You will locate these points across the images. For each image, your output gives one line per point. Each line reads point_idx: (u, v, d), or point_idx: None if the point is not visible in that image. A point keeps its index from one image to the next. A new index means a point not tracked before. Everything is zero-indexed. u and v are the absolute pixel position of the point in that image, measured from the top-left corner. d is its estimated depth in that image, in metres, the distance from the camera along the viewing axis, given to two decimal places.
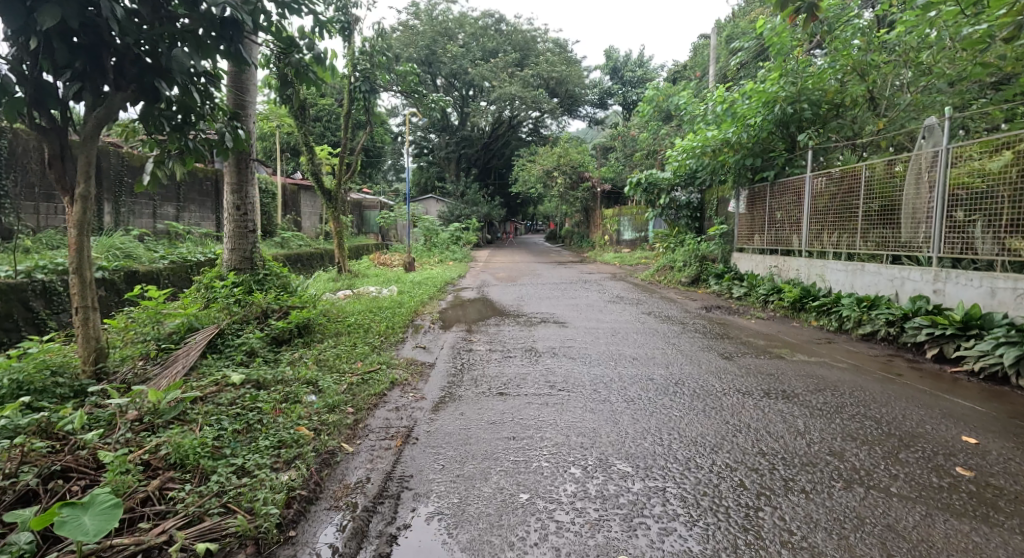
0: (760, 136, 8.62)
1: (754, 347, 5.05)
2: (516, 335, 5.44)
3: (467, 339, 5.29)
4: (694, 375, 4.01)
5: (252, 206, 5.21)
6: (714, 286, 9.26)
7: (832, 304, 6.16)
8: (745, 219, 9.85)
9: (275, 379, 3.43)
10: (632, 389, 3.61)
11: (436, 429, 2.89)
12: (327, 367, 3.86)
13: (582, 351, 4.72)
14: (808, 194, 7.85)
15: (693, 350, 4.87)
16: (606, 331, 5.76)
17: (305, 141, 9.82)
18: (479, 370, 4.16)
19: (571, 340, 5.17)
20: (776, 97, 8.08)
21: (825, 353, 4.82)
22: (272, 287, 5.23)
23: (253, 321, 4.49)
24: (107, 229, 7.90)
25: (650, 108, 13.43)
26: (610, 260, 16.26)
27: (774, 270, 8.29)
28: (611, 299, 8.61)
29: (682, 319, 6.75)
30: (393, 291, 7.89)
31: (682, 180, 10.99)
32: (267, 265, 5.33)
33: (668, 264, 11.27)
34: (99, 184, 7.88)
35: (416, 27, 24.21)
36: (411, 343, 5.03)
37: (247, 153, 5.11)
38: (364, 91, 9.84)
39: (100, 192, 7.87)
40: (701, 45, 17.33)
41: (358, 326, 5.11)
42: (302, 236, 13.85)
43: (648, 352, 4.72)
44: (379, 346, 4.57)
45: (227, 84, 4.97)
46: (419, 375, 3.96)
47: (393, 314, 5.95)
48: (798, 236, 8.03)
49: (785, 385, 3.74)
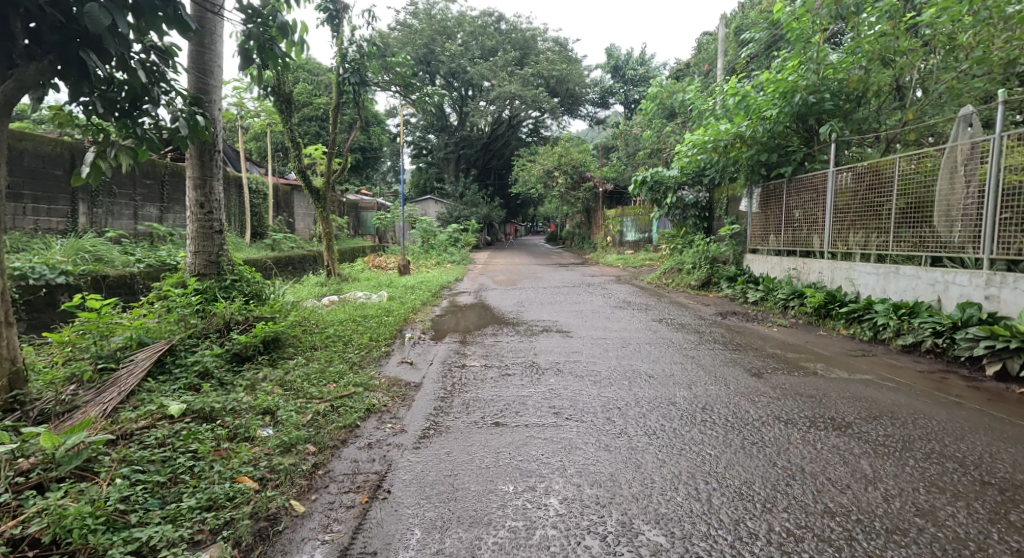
0: (777, 130, 8.07)
1: (782, 361, 4.48)
2: (516, 347, 4.89)
3: (461, 352, 4.73)
4: (723, 399, 3.43)
5: (218, 204, 4.65)
6: (727, 290, 8.71)
7: (863, 310, 5.59)
8: (759, 218, 9.28)
9: (227, 407, 2.87)
10: (652, 419, 3.04)
11: (415, 477, 2.31)
12: (292, 393, 3.29)
13: (592, 368, 4.15)
14: (830, 191, 7.24)
15: (715, 365, 4.30)
16: (614, 341, 5.20)
17: (291, 138, 9.24)
18: (472, 391, 3.59)
19: (579, 353, 4.62)
20: (795, 87, 7.49)
21: (863, 367, 4.26)
22: (241, 295, 4.67)
23: (213, 337, 3.92)
24: (82, 231, 7.31)
25: (655, 106, 12.89)
26: (613, 262, 15.73)
27: (792, 273, 7.71)
28: (618, 304, 8.06)
29: (697, 327, 6.19)
30: (383, 296, 7.34)
31: (690, 178, 10.46)
32: (236, 269, 4.78)
33: (676, 266, 10.70)
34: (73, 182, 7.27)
35: (414, 26, 23.68)
36: (397, 357, 4.46)
37: (212, 143, 4.55)
38: (354, 84, 9.30)
39: (73, 190, 7.30)
40: (707, 41, 16.82)
41: (337, 339, 4.55)
42: (295, 239, 13.31)
43: (666, 369, 4.16)
44: (358, 365, 4.02)
45: (187, 65, 4.41)
46: (401, 399, 3.40)
47: (380, 323, 5.40)
48: (819, 236, 7.44)
49: (833, 412, 3.14)
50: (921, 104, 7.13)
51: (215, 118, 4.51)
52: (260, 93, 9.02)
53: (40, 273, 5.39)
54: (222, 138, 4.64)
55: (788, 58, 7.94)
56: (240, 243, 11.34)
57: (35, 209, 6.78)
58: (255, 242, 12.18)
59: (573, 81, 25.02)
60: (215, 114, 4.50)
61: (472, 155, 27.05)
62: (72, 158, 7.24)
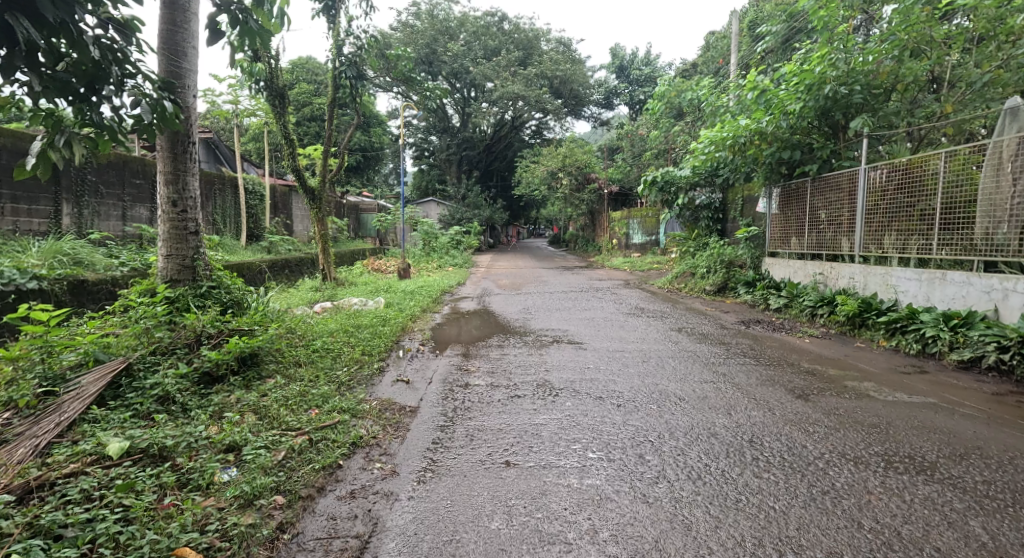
0: (799, 126, 7.57)
1: (823, 378, 3.96)
2: (525, 362, 4.38)
3: (464, 368, 4.22)
4: (771, 429, 2.93)
5: (193, 202, 4.17)
6: (746, 296, 8.22)
7: (907, 320, 5.10)
8: (779, 219, 8.75)
9: (181, 442, 2.37)
10: (691, 457, 2.55)
11: (409, 547, 1.92)
12: (265, 422, 2.79)
13: (613, 389, 3.66)
14: (862, 190, 6.66)
15: (751, 385, 3.79)
16: (633, 355, 4.73)
17: (286, 136, 8.73)
18: (477, 418, 3.08)
19: (597, 370, 4.12)
20: (822, 78, 6.94)
21: (920, 388, 3.74)
22: (218, 304, 4.19)
23: (180, 353, 3.38)
24: (64, 233, 6.82)
25: (662, 104, 12.40)
26: (620, 265, 15.23)
27: (818, 277, 7.18)
28: (631, 311, 7.60)
29: (721, 337, 5.70)
30: (379, 302, 6.86)
31: (703, 177, 9.98)
32: (214, 275, 4.31)
33: (689, 270, 10.22)
34: (55, 181, 6.81)
35: (416, 25, 23.19)
36: (392, 375, 3.96)
37: (186, 133, 4.07)
38: (351, 78, 8.81)
39: (56, 189, 6.81)
40: (716, 39, 16.38)
41: (326, 353, 4.08)
42: (292, 241, 12.87)
43: (697, 390, 3.65)
44: (345, 386, 3.51)
45: (156, 45, 3.93)
46: (395, 427, 2.93)
47: (375, 334, 4.91)
48: (848, 238, 6.92)
49: (908, 447, 2.64)
50: (960, 98, 6.71)
51: (190, 106, 4.04)
52: (253, 89, 8.54)
53: (9, 277, 4.89)
54: (198, 128, 4.17)
55: (813, 49, 7.41)
56: (235, 248, 10.86)
57: (14, 209, 6.29)
58: (251, 245, 11.75)
59: (577, 81, 24.56)
60: (188, 102, 4.03)
61: (474, 156, 26.57)
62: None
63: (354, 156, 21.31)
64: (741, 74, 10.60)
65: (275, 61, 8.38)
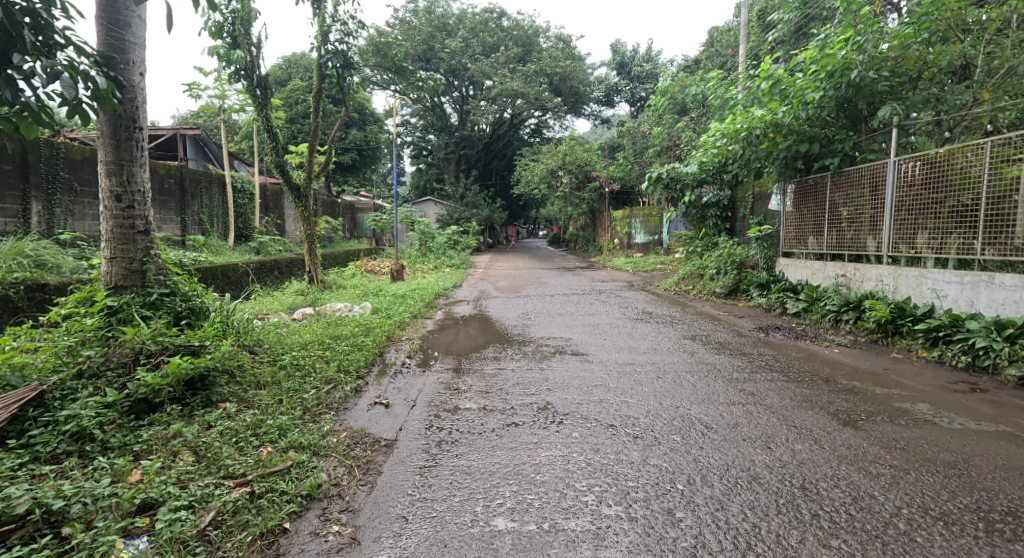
0: (819, 116, 7.04)
1: (867, 399, 3.43)
2: (525, 379, 3.86)
3: (453, 386, 3.67)
4: (825, 470, 2.38)
5: (142, 195, 3.63)
6: (760, 300, 7.69)
7: (951, 328, 4.58)
8: (793, 218, 8.21)
9: (75, 501, 1.92)
10: (734, 515, 2.03)
11: None
12: (199, 466, 2.28)
13: (627, 415, 3.12)
14: (891, 183, 6.11)
15: (788, 408, 3.25)
16: (646, 369, 4.21)
17: (267, 129, 8.18)
18: (466, 455, 2.56)
19: (607, 390, 3.59)
20: (846, 64, 6.40)
21: (984, 411, 3.21)
22: (171, 314, 3.66)
23: (112, 375, 2.85)
24: (32, 233, 6.22)
25: (665, 101, 11.89)
26: (622, 266, 14.69)
27: (840, 279, 6.66)
28: (638, 315, 7.07)
29: (740, 346, 5.17)
30: (367, 308, 6.32)
31: (711, 173, 9.46)
32: (168, 280, 3.76)
33: (697, 271, 9.69)
34: (23, 178, 6.22)
35: (413, 23, 22.68)
36: (369, 398, 3.43)
37: (131, 116, 3.54)
38: (337, 68, 8.26)
39: (24, 187, 6.22)
40: (721, 33, 15.85)
41: (294, 372, 3.55)
42: (282, 242, 12.32)
43: (725, 416, 3.11)
44: (310, 415, 2.98)
45: (95, 13, 3.43)
46: (365, 470, 2.41)
47: (356, 346, 4.36)
48: (873, 237, 6.39)
49: (1006, 499, 2.13)
50: (997, 84, 6.14)
51: (135, 85, 3.53)
52: (232, 79, 7.98)
53: None
54: (146, 110, 3.63)
55: (833, 33, 6.89)
56: (220, 249, 10.30)
57: None
58: (238, 246, 11.23)
59: (578, 78, 23.98)
60: (133, 79, 3.52)
61: (472, 156, 26.02)
62: (22, 151, 6.23)
63: (350, 155, 20.76)
64: (751, 65, 10.07)
65: (256, 49, 7.83)
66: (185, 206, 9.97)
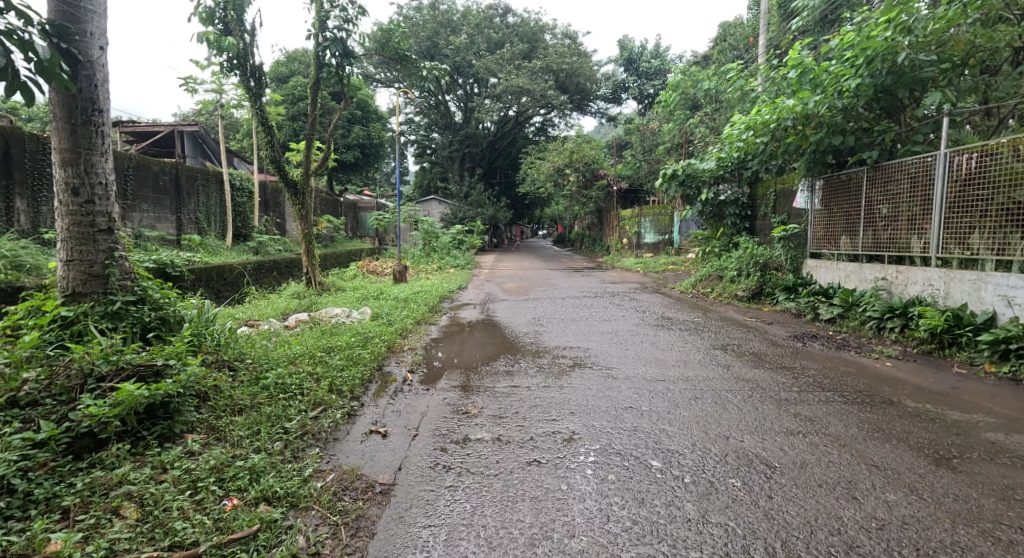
0: (855, 106, 6.52)
1: (950, 428, 2.92)
2: (544, 399, 3.37)
3: (461, 410, 3.17)
4: (940, 534, 1.97)
5: (103, 189, 3.14)
6: (787, 304, 7.17)
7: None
8: (822, 216, 7.67)
9: None
10: None
11: None
12: (138, 533, 1.85)
13: (670, 450, 2.62)
14: (941, 178, 5.59)
15: (859, 439, 2.75)
16: (680, 387, 3.71)
17: (263, 123, 7.70)
18: (484, 508, 2.11)
19: (640, 415, 3.09)
20: (889, 49, 5.88)
21: None
22: (138, 325, 3.17)
23: (52, 403, 2.37)
24: (14, 232, 5.70)
25: (678, 96, 11.35)
26: (632, 267, 14.15)
27: (880, 282, 6.15)
28: (658, 321, 6.57)
29: (779, 358, 4.66)
30: (366, 314, 5.83)
31: (729, 170, 8.94)
32: (137, 286, 3.27)
33: (715, 272, 9.16)
34: (4, 174, 5.69)
35: (416, 19, 22.20)
36: (364, 424, 2.93)
37: (89, 97, 3.05)
38: (336, 57, 7.75)
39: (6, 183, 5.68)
40: (736, 26, 15.26)
41: (277, 393, 3.06)
42: (281, 242, 11.86)
43: (789, 451, 2.61)
44: (292, 451, 2.49)
45: None
46: (359, 535, 1.97)
47: (351, 360, 3.87)
48: (918, 237, 5.87)
49: None
50: None
51: (94, 60, 3.06)
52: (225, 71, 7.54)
53: None
54: (107, 91, 3.15)
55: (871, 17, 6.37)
56: (218, 249, 9.83)
57: None
58: (236, 246, 10.77)
59: (585, 74, 23.31)
60: (90, 54, 3.05)
61: (476, 154, 25.48)
62: (4, 144, 5.67)
63: (352, 153, 20.28)
64: (774, 55, 9.48)
65: (250, 37, 7.36)
66: (180, 204, 9.50)
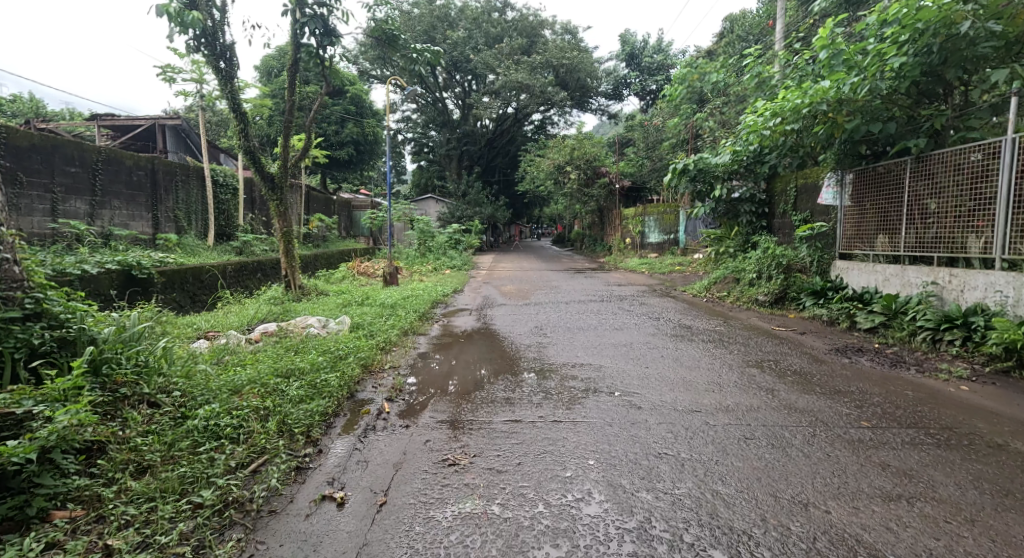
0: (898, 88, 5.78)
1: None
2: (556, 442, 2.60)
3: (447, 460, 2.41)
4: None
5: None
6: (817, 309, 6.43)
7: None
8: (853, 213, 6.91)
9: None
10: None
11: None
12: None
13: (734, 533, 1.91)
14: (1005, 169, 4.87)
15: (989, 512, 2.04)
16: (723, 423, 2.94)
17: (235, 110, 6.94)
18: None
19: (682, 468, 2.34)
20: (944, 20, 5.13)
21: None
22: (24, 350, 2.44)
23: None
24: None
25: (688, 88, 10.58)
26: (637, 268, 13.41)
27: (929, 287, 5.44)
28: (674, 330, 5.83)
29: (829, 379, 3.91)
30: (344, 324, 5.05)
31: (746, 163, 8.20)
32: (27, 299, 2.51)
33: (730, 274, 8.40)
34: None
35: (412, 12, 21.40)
36: (317, 486, 2.20)
37: None
38: (315, 35, 6.99)
39: None
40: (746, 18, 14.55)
41: (196, 443, 2.33)
42: (266, 242, 11.06)
43: (889, 535, 1.92)
44: (197, 538, 1.89)
45: None
46: None
47: (312, 386, 3.10)
48: (975, 237, 5.17)
49: None
50: None
51: None
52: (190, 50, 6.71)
53: None
54: None
55: None
56: (196, 249, 9.04)
57: None
58: (216, 246, 9.95)
59: (586, 70, 22.57)
60: None
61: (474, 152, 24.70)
62: None
63: (346, 151, 19.44)
64: (793, 41, 8.72)
65: (219, 12, 6.62)
66: (157, 201, 8.67)
